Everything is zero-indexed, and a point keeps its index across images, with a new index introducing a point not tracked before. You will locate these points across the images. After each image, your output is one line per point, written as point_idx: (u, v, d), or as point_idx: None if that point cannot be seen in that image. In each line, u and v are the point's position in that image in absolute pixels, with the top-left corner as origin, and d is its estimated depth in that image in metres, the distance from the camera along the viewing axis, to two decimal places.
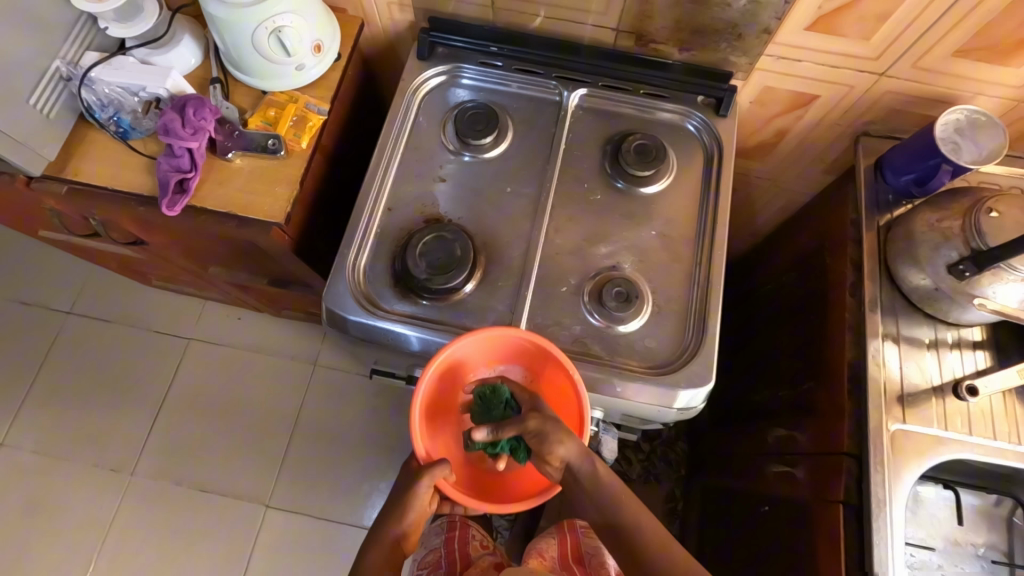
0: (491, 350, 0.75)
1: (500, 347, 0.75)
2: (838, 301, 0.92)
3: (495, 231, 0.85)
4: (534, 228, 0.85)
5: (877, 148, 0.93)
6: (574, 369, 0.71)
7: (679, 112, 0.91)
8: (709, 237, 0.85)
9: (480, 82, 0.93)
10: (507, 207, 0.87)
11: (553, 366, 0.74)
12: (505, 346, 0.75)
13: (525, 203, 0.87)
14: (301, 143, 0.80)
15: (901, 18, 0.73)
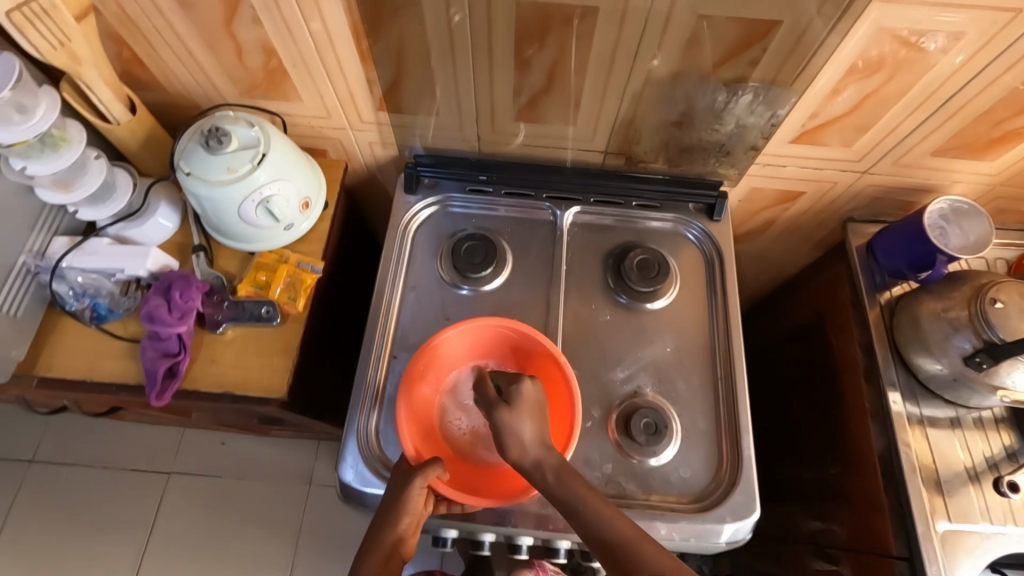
0: (475, 343, 0.79)
1: (483, 340, 0.79)
2: (852, 387, 0.91)
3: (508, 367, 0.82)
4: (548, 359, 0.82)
5: (865, 232, 0.95)
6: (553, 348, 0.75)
7: (675, 221, 0.91)
8: (725, 348, 0.83)
9: (471, 210, 0.92)
10: None
11: (535, 351, 0.77)
12: (488, 338, 0.79)
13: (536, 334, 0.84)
14: (297, 305, 0.75)
15: (881, 129, 0.75)
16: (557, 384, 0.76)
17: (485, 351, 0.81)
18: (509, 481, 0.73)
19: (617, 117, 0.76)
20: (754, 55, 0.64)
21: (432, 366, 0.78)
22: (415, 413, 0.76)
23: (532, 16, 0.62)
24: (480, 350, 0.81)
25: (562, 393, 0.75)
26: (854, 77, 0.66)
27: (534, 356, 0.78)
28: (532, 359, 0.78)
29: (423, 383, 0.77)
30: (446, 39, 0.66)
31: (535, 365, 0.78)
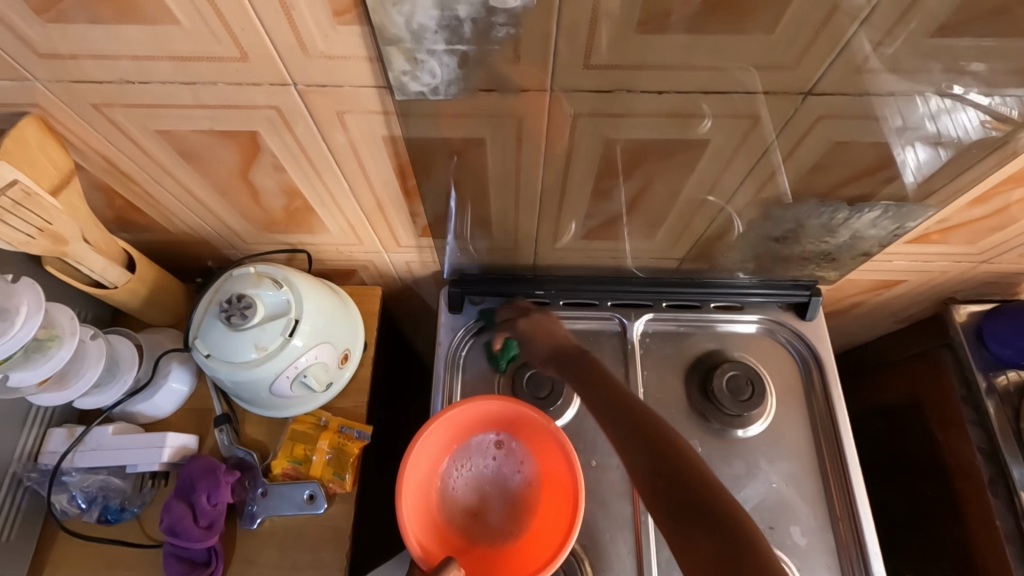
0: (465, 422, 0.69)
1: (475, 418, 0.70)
2: (974, 497, 0.80)
3: (592, 521, 0.70)
4: (637, 513, 0.70)
5: (970, 314, 0.84)
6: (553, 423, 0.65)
7: (762, 322, 0.79)
8: (840, 478, 0.72)
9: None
10: (598, 484, 0.72)
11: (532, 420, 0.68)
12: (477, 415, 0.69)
13: (619, 479, 0.72)
14: (345, 483, 0.63)
15: (1019, 228, 0.64)
16: (555, 453, 0.67)
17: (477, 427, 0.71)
18: (525, 562, 0.65)
19: (705, 231, 0.65)
20: (893, 173, 0.52)
21: (425, 455, 0.67)
22: (413, 508, 0.65)
23: (626, 150, 0.50)
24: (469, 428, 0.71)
25: (557, 460, 0.67)
26: (1008, 186, 0.55)
27: (526, 422, 0.68)
28: (526, 427, 0.69)
29: (420, 475, 0.67)
30: (513, 174, 0.54)
31: (531, 431, 0.69)
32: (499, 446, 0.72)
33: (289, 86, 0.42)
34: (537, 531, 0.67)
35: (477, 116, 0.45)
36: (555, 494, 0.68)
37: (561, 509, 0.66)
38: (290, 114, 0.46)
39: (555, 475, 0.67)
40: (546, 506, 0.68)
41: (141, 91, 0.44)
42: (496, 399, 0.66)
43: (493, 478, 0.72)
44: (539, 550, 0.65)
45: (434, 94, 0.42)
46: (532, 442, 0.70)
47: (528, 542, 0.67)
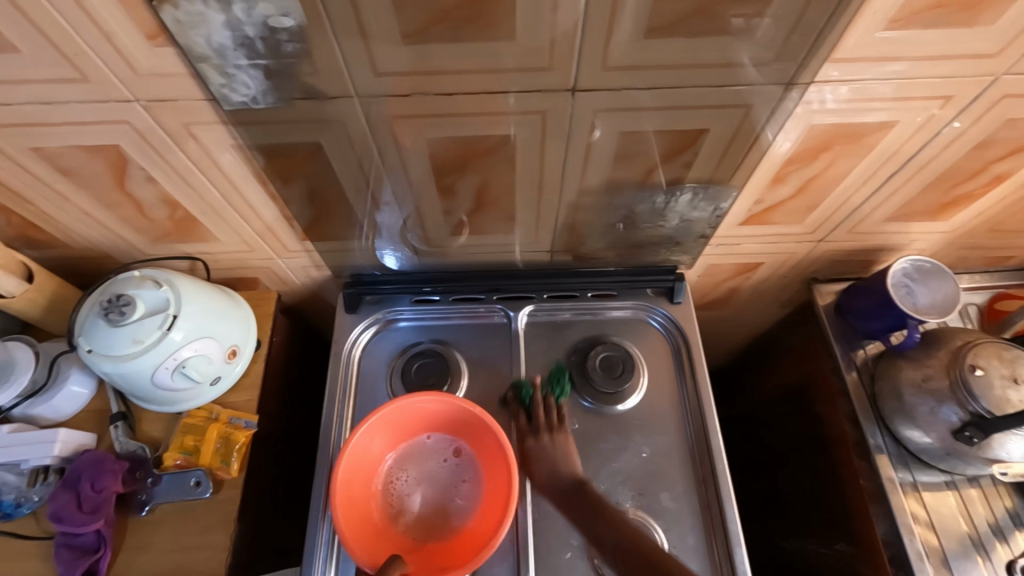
0: (396, 426, 0.74)
1: (406, 420, 0.75)
2: (847, 464, 0.85)
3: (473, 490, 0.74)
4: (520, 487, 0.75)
5: (831, 292, 0.92)
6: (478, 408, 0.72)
7: (636, 307, 0.86)
8: (705, 445, 0.77)
9: (418, 321, 0.86)
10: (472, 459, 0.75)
11: (457, 412, 0.73)
12: (411, 417, 0.74)
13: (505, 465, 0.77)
14: (232, 469, 0.68)
15: (828, 206, 0.72)
16: (487, 436, 0.73)
17: (412, 429, 0.76)
18: (476, 546, 0.69)
19: (557, 222, 0.72)
20: (688, 159, 0.60)
21: (359, 462, 0.71)
22: (353, 517, 0.68)
23: (450, 150, 0.58)
24: (402, 433, 0.75)
25: (489, 447, 0.73)
26: (793, 166, 0.63)
27: (457, 418, 0.74)
28: (461, 423, 0.74)
29: (357, 481, 0.71)
30: (364, 176, 0.62)
31: (462, 427, 0.75)
32: (435, 443, 0.76)
33: (133, 102, 0.50)
34: (484, 513, 0.71)
35: (305, 123, 0.53)
36: (494, 476, 0.72)
37: (501, 485, 0.71)
38: (142, 127, 0.53)
39: (491, 461, 0.73)
40: (489, 488, 0.72)
41: (6, 113, 0.51)
42: (422, 397, 0.72)
43: (435, 476, 0.75)
44: (488, 529, 0.69)
45: (256, 103, 0.49)
46: (463, 432, 0.75)
47: (477, 524, 0.71)
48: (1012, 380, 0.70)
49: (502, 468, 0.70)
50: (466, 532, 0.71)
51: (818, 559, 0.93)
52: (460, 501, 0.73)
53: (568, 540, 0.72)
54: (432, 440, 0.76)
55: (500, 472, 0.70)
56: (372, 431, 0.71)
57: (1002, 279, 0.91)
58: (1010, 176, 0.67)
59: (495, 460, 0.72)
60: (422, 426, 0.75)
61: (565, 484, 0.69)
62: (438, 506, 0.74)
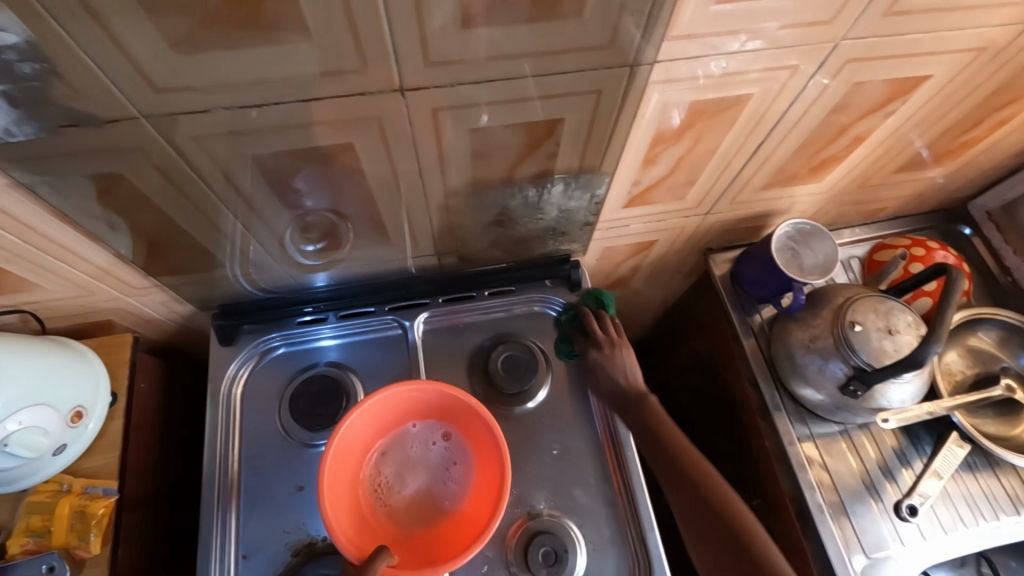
0: (381, 415, 0.70)
1: (391, 410, 0.70)
2: (753, 426, 0.88)
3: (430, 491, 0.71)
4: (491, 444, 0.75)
5: (725, 261, 0.93)
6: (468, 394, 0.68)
7: (535, 300, 0.83)
8: (612, 434, 0.75)
9: (340, 337, 0.80)
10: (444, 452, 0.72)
11: (446, 399, 0.69)
12: (396, 405, 0.70)
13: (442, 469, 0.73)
14: (92, 545, 0.60)
15: (705, 181, 0.71)
16: (478, 424, 0.69)
17: (396, 418, 0.71)
18: (466, 533, 0.66)
19: (432, 227, 0.67)
20: (551, 150, 0.57)
21: (343, 456, 0.66)
22: (339, 508, 0.64)
23: (281, 164, 0.51)
24: (388, 421, 0.71)
25: (479, 433, 0.70)
26: (660, 146, 0.61)
27: (446, 404, 0.70)
28: (449, 410, 0.71)
29: (342, 475, 0.66)
30: (193, 200, 0.54)
31: (449, 412, 0.71)
32: (423, 430, 0.73)
33: None
34: (475, 500, 0.68)
35: (93, 150, 0.45)
36: (484, 465, 0.69)
37: (491, 474, 0.68)
38: None
39: (480, 448, 0.70)
40: (480, 476, 0.70)
41: None
42: (411, 385, 0.67)
43: (424, 463, 0.72)
44: (479, 518, 0.66)
45: (11, 136, 0.42)
46: (452, 418, 0.71)
47: (467, 512, 0.68)
48: (887, 331, 0.73)
49: (494, 455, 0.67)
50: (456, 517, 0.68)
51: None
52: (449, 490, 0.70)
53: (482, 553, 0.70)
54: (418, 428, 0.73)
55: (492, 458, 0.68)
56: (360, 421, 0.67)
57: (878, 230, 0.96)
58: (867, 137, 0.68)
59: (483, 447, 0.69)
60: (406, 412, 0.71)
61: (623, 394, 0.71)
62: (426, 495, 0.70)
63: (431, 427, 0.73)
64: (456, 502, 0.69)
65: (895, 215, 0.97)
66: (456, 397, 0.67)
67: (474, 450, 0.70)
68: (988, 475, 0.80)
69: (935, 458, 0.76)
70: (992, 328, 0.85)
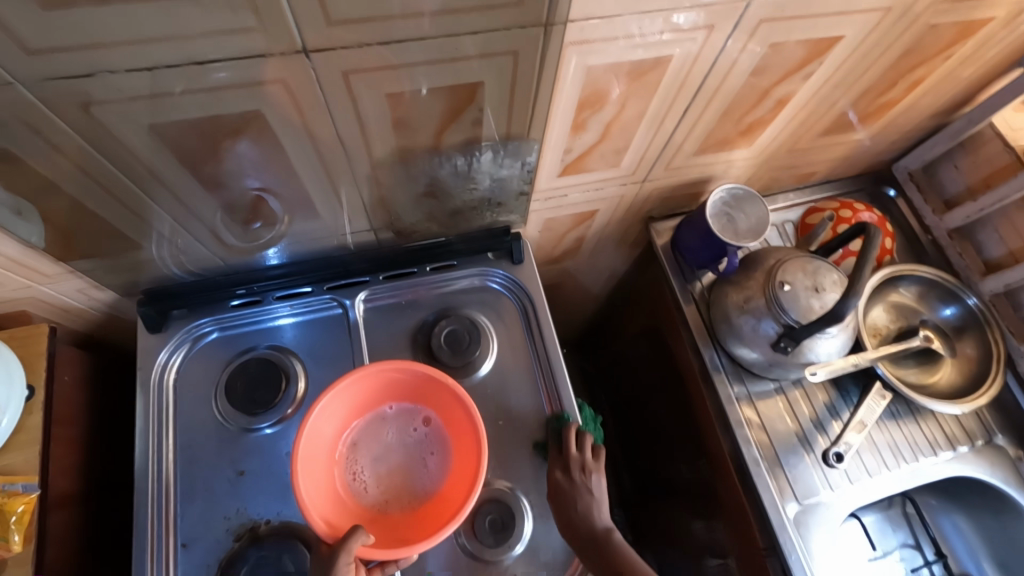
0: (358, 397, 0.69)
1: (368, 392, 0.70)
2: (695, 388, 0.90)
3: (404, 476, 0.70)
4: None
5: (667, 229, 0.95)
6: (445, 372, 0.67)
7: (477, 274, 0.83)
8: (557, 402, 0.77)
9: (301, 315, 0.79)
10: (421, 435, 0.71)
11: (424, 380, 0.69)
12: (372, 386, 0.69)
13: None
14: (14, 544, 0.58)
15: (638, 147, 0.71)
16: (454, 404, 0.69)
17: (373, 399, 0.71)
18: (443, 514, 0.65)
19: (363, 201, 0.66)
20: (475, 116, 0.56)
21: (318, 438, 0.66)
22: (314, 487, 0.64)
23: (185, 136, 0.49)
24: (365, 403, 0.70)
25: (455, 413, 0.69)
26: (588, 112, 0.61)
27: (423, 386, 0.70)
28: (427, 391, 0.70)
29: (317, 456, 0.66)
30: (93, 178, 0.51)
31: (427, 394, 0.71)
32: (402, 412, 0.72)
33: None
34: (452, 482, 0.68)
35: None
36: (462, 447, 0.69)
37: (469, 454, 0.67)
38: None
39: (458, 429, 0.69)
40: (458, 458, 0.69)
41: None
42: (386, 364, 0.67)
43: (403, 445, 0.71)
44: (454, 501, 0.66)
45: None
46: (431, 400, 0.71)
47: (444, 495, 0.67)
48: (814, 290, 0.76)
49: (471, 434, 0.67)
50: (433, 500, 0.68)
51: (687, 476, 0.99)
52: (427, 473, 0.70)
53: None
54: (396, 410, 0.72)
55: (469, 439, 0.67)
56: (335, 401, 0.66)
57: (810, 194, 0.99)
58: (790, 99, 0.70)
59: (461, 428, 0.69)
60: (382, 394, 0.71)
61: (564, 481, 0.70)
62: (403, 478, 0.70)
63: (411, 409, 0.72)
64: (435, 485, 0.69)
65: (826, 179, 1.00)
66: (432, 375, 0.67)
67: (453, 431, 0.70)
68: (909, 422, 0.85)
69: (859, 408, 0.81)
70: (913, 283, 0.90)
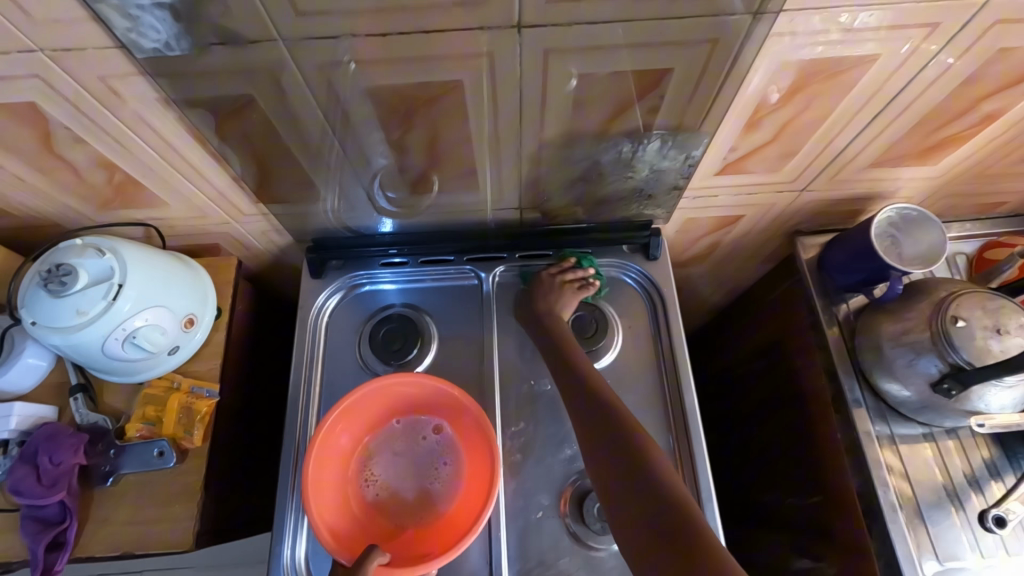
0: (365, 413, 0.72)
1: (375, 407, 0.73)
2: (824, 418, 0.84)
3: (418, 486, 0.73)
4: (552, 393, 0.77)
5: (814, 245, 0.88)
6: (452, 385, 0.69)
7: (610, 266, 0.83)
8: (678, 404, 0.75)
9: (401, 283, 0.84)
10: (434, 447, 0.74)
11: (432, 393, 0.71)
12: (380, 400, 0.73)
13: (516, 418, 0.76)
14: (195, 439, 0.67)
15: (809, 152, 0.68)
16: (462, 415, 0.71)
17: (380, 413, 0.74)
18: (460, 526, 0.68)
19: (520, 178, 0.68)
20: (653, 103, 0.56)
21: (329, 454, 0.69)
22: (326, 505, 0.67)
23: (390, 99, 0.54)
24: (372, 419, 0.74)
25: (464, 424, 0.72)
26: (767, 110, 0.59)
27: (430, 399, 0.73)
28: (436, 405, 0.73)
29: (328, 472, 0.69)
30: (305, 130, 0.58)
31: (435, 407, 0.73)
32: (410, 425, 0.76)
33: (36, 52, 0.47)
34: (466, 493, 0.71)
35: (233, 72, 0.49)
36: (473, 456, 0.71)
37: (482, 466, 0.69)
38: (55, 82, 0.49)
39: (467, 440, 0.72)
40: (471, 467, 0.72)
41: None
42: (385, 380, 0.69)
43: (413, 458, 0.74)
44: (470, 512, 0.68)
45: (169, 50, 0.47)
46: (441, 412, 0.74)
47: (462, 505, 0.70)
48: (994, 330, 0.67)
49: (483, 452, 0.69)
50: (445, 515, 0.70)
51: (792, 509, 0.93)
52: (440, 484, 0.72)
53: (539, 500, 0.72)
54: (403, 424, 0.75)
55: (480, 450, 0.69)
56: (346, 415, 0.69)
57: (993, 227, 0.88)
58: (1002, 115, 0.62)
59: (471, 439, 0.72)
60: (386, 409, 0.74)
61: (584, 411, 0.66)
62: (417, 490, 0.73)
63: (418, 421, 0.75)
64: (445, 500, 0.71)
65: (1013, 211, 0.88)
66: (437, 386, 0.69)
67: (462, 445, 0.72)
68: None
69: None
70: None
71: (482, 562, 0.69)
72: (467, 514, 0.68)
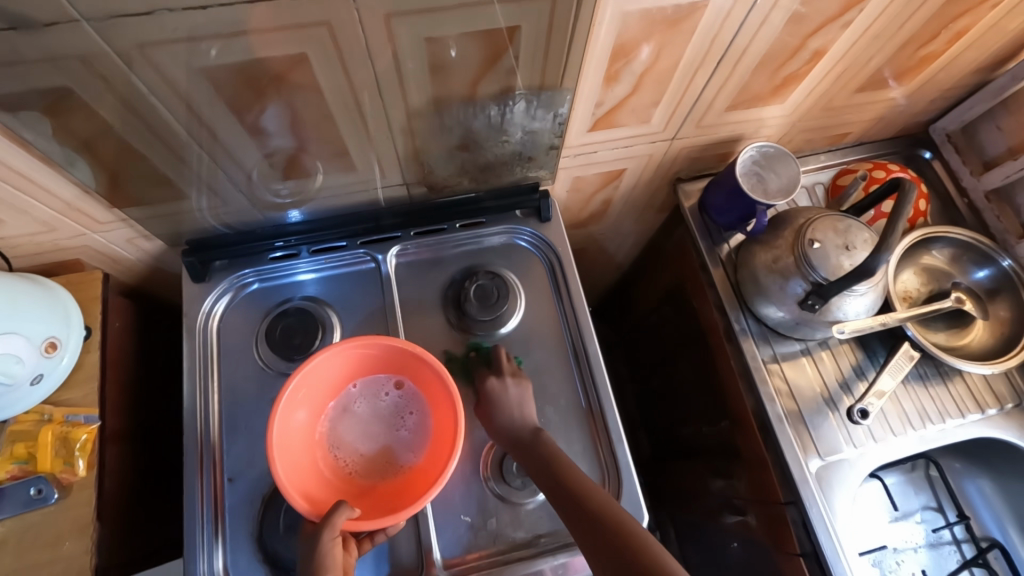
0: (327, 378, 0.70)
1: (336, 372, 0.71)
2: (719, 348, 0.92)
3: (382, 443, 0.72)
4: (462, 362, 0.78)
5: (694, 191, 0.95)
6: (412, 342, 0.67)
7: (506, 232, 0.84)
8: (584, 356, 0.78)
9: (322, 272, 0.81)
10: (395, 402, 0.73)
11: (390, 351, 0.70)
12: (338, 363, 0.70)
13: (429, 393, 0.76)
14: (78, 470, 0.62)
15: (669, 102, 0.72)
16: (423, 368, 0.70)
17: (340, 379, 0.72)
18: (429, 474, 0.67)
19: (396, 153, 0.67)
20: (509, 64, 0.57)
21: (292, 423, 0.67)
22: (295, 471, 0.65)
23: (234, 79, 0.51)
24: (333, 385, 0.72)
25: (426, 376, 0.71)
26: (621, 62, 0.62)
27: (390, 356, 0.71)
28: (395, 361, 0.71)
29: (293, 438, 0.67)
30: (146, 122, 0.54)
31: (395, 363, 0.72)
32: (370, 386, 0.74)
33: None
34: (431, 445, 0.70)
35: (35, 59, 0.45)
36: (439, 407, 0.71)
37: (446, 419, 0.69)
38: None
39: (431, 391, 0.71)
40: (436, 418, 0.71)
41: None
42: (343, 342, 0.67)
43: (380, 416, 0.73)
44: (436, 462, 0.67)
45: None
46: (401, 369, 0.72)
47: (428, 459, 0.69)
48: (845, 248, 0.75)
49: (446, 403, 0.68)
50: (416, 466, 0.70)
51: (705, 437, 1.01)
52: (405, 437, 0.72)
53: (461, 469, 0.73)
54: (362, 388, 0.74)
55: (444, 400, 0.69)
56: (303, 384, 0.67)
57: (843, 156, 0.97)
58: (827, 51, 0.69)
59: (433, 389, 0.71)
60: (340, 371, 0.72)
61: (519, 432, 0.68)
62: (384, 445, 0.72)
63: (379, 380, 0.74)
64: (415, 450, 0.71)
65: (858, 141, 0.98)
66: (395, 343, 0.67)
67: (427, 396, 0.72)
68: (937, 384, 0.85)
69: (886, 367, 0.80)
70: (946, 245, 0.88)
71: (412, 540, 0.70)
72: (435, 461, 0.68)
